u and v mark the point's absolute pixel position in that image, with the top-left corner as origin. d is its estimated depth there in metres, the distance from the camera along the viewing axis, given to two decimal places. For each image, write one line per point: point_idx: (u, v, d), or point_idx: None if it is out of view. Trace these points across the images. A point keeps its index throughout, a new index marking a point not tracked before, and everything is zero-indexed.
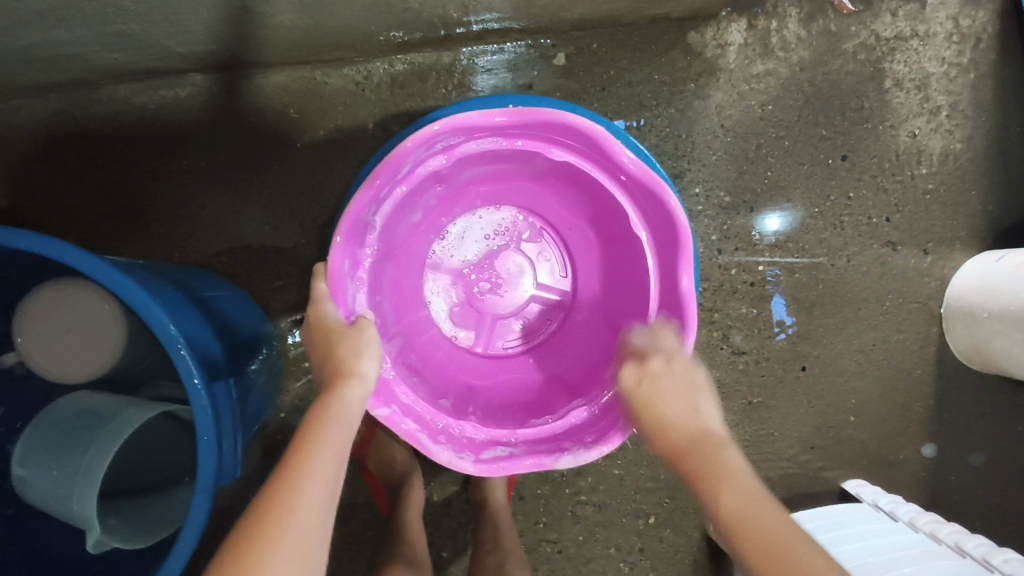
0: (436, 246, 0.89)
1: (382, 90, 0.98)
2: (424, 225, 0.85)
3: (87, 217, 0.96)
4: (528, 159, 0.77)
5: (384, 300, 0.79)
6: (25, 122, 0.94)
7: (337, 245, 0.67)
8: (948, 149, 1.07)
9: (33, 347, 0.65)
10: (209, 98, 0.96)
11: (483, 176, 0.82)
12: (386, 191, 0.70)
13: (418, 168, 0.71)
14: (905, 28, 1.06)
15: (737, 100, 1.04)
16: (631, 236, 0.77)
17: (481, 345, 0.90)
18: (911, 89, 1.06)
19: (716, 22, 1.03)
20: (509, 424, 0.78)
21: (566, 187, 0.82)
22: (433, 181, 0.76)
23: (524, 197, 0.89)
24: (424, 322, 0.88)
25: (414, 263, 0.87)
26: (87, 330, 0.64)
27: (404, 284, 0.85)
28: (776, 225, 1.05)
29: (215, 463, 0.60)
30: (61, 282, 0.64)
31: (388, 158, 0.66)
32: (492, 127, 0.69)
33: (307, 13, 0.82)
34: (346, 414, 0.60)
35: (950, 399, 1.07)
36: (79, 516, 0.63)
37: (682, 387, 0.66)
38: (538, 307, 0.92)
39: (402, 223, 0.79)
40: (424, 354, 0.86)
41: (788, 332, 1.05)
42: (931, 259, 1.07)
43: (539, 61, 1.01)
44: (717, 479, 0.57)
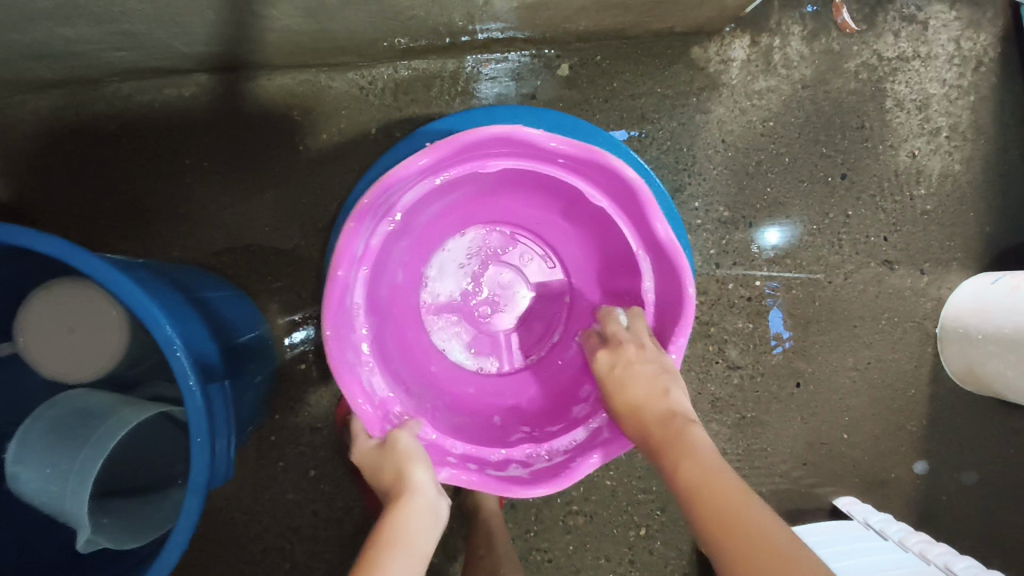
0: (425, 296, 0.89)
1: (385, 95, 0.98)
2: (414, 257, 0.84)
3: (89, 214, 0.96)
4: (478, 180, 0.76)
5: (399, 361, 0.79)
6: (29, 118, 0.94)
7: (328, 336, 0.65)
8: (948, 171, 1.08)
9: (36, 346, 0.64)
10: (213, 99, 0.97)
11: (446, 212, 0.82)
12: (373, 233, 0.69)
13: (398, 205, 0.70)
14: (906, 49, 1.07)
15: (738, 115, 1.04)
16: (619, 243, 0.77)
17: (507, 364, 0.90)
18: (912, 109, 1.07)
19: (720, 37, 1.03)
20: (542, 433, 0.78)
21: (549, 201, 0.81)
22: (397, 236, 0.75)
23: (484, 216, 0.88)
24: (448, 370, 0.88)
25: (415, 319, 0.87)
26: (88, 331, 0.64)
27: (403, 317, 0.84)
28: (776, 239, 1.06)
29: (208, 464, 0.60)
30: (69, 281, 0.64)
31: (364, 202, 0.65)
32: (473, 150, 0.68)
33: (313, 18, 0.82)
34: (414, 532, 0.60)
35: (943, 419, 1.07)
36: (71, 514, 0.62)
37: (631, 382, 0.67)
38: (542, 305, 0.92)
39: (386, 284, 0.78)
40: (456, 396, 0.85)
41: (785, 347, 1.05)
42: (927, 279, 1.08)
43: (543, 70, 1.01)
44: (683, 453, 0.58)
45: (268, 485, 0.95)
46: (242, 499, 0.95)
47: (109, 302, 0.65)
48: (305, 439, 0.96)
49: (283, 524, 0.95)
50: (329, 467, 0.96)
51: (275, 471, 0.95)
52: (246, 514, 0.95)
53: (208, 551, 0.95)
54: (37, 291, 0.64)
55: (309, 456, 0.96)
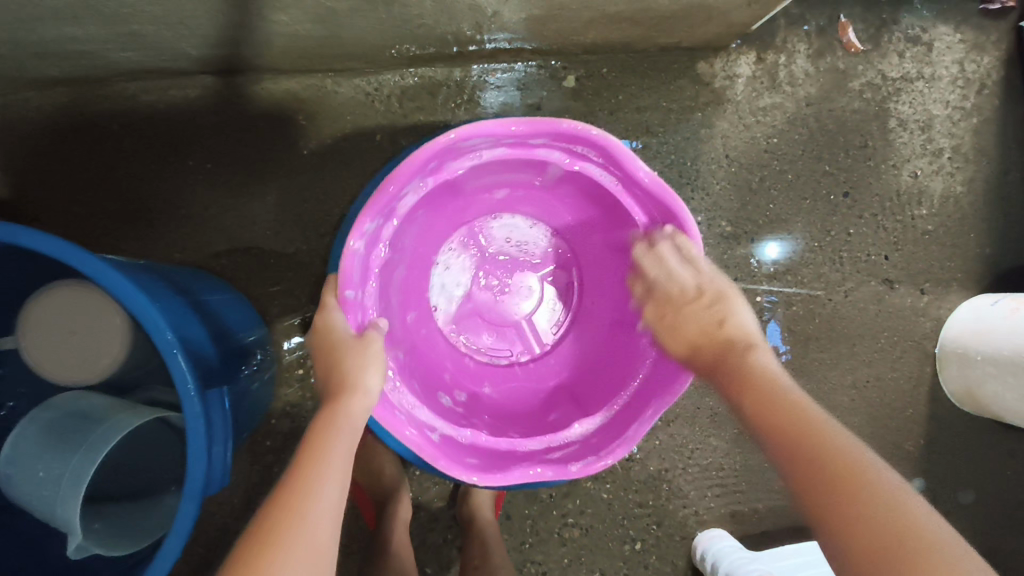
0: (487, 224, 0.89)
1: (391, 102, 0.98)
2: (457, 211, 0.83)
3: (89, 212, 0.96)
4: (617, 218, 0.77)
5: (417, 222, 0.76)
6: (32, 115, 0.94)
7: (447, 138, 0.64)
8: (949, 192, 1.08)
9: (38, 349, 0.64)
10: (218, 101, 0.96)
11: (565, 199, 0.82)
12: (443, 159, 0.68)
13: (470, 159, 0.70)
14: (911, 70, 1.07)
15: (742, 131, 1.05)
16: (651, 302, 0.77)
17: (448, 325, 0.90)
18: (915, 130, 1.08)
19: (725, 53, 1.04)
20: (454, 418, 0.76)
21: (606, 229, 0.81)
22: (537, 170, 0.74)
23: (579, 247, 0.89)
24: (425, 261, 0.85)
25: (458, 219, 0.86)
26: (91, 333, 0.64)
27: (451, 213, 0.83)
28: (775, 253, 1.06)
29: (204, 471, 0.59)
30: (73, 284, 0.63)
31: (459, 132, 0.64)
32: (568, 142, 0.68)
33: (322, 24, 0.82)
34: (346, 437, 0.60)
35: (940, 439, 1.07)
36: (61, 519, 0.61)
37: (677, 317, 0.70)
38: (511, 335, 0.92)
39: (474, 182, 0.77)
40: (410, 285, 0.83)
41: (782, 360, 1.05)
42: (927, 299, 1.08)
43: (549, 81, 1.02)
44: (747, 374, 0.60)
45: (262, 490, 0.94)
46: (236, 504, 0.94)
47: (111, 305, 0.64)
48: (301, 445, 0.95)
49: None
50: None
51: (270, 477, 0.95)
52: (239, 520, 0.94)
53: (199, 556, 0.94)
54: (39, 294, 0.63)
55: None
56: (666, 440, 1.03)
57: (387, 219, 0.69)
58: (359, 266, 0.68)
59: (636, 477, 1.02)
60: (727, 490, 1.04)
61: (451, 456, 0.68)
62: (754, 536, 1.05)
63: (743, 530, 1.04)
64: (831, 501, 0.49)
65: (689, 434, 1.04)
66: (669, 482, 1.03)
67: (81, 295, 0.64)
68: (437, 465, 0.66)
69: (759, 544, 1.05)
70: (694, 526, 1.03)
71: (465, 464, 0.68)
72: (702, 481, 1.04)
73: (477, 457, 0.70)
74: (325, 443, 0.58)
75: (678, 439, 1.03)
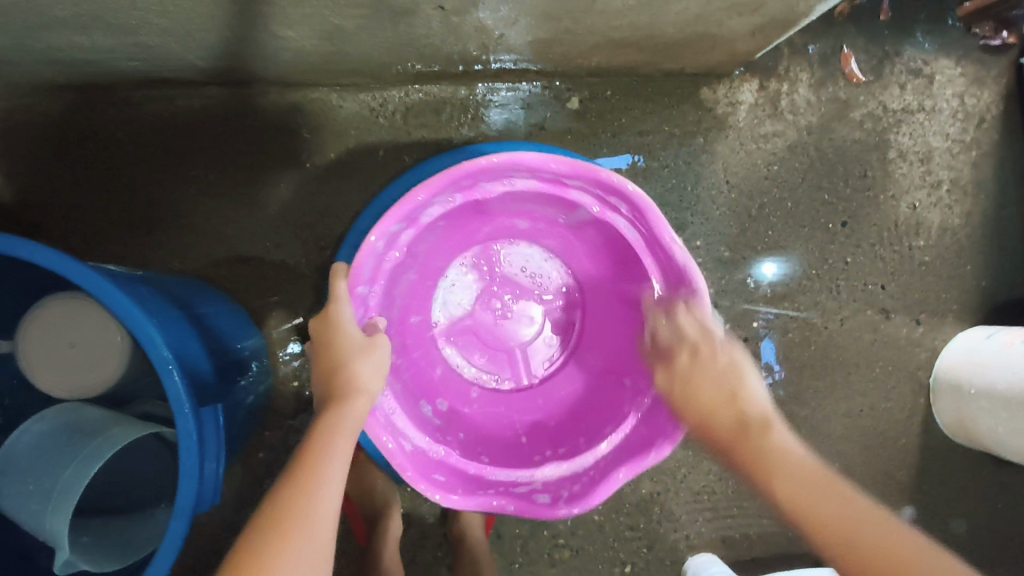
0: (504, 249, 0.88)
1: (395, 118, 0.99)
2: (474, 231, 0.82)
3: (90, 219, 0.96)
4: (636, 271, 0.76)
5: (432, 238, 0.76)
6: (36, 120, 0.94)
7: (488, 163, 0.64)
8: (947, 224, 1.09)
9: (47, 375, 0.64)
10: (222, 111, 0.97)
11: (586, 241, 0.81)
12: (477, 179, 0.68)
13: (502, 185, 0.69)
14: (912, 102, 1.08)
15: (744, 157, 1.05)
16: (650, 357, 0.76)
17: (444, 336, 0.88)
18: (914, 161, 1.08)
19: (729, 80, 1.05)
20: (430, 431, 0.75)
21: (619, 279, 0.81)
22: (565, 209, 0.74)
23: (591, 291, 0.87)
24: (433, 272, 0.85)
25: (475, 239, 0.85)
26: (88, 346, 0.64)
27: (467, 233, 0.82)
28: (772, 274, 1.06)
29: (196, 490, 0.59)
30: (47, 303, 0.63)
31: (500, 158, 0.64)
32: (605, 192, 0.68)
33: (329, 41, 0.82)
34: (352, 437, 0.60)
35: (933, 469, 1.08)
36: (47, 533, 0.59)
37: (707, 377, 0.68)
38: (502, 362, 0.89)
39: (495, 208, 0.76)
40: (414, 292, 0.82)
41: (775, 379, 1.06)
42: (922, 329, 1.08)
43: (553, 102, 1.02)
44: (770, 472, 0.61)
45: (252, 502, 0.94)
46: (226, 517, 0.93)
47: (92, 305, 0.64)
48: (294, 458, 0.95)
49: None
50: None
51: (261, 490, 0.94)
52: (229, 533, 0.94)
53: (187, 566, 0.93)
54: (24, 324, 0.63)
55: None
56: (659, 463, 1.03)
57: (413, 225, 0.68)
58: (372, 262, 0.67)
59: (628, 500, 1.02)
60: (719, 515, 1.04)
61: (421, 474, 0.67)
62: (744, 562, 1.05)
63: (733, 556, 1.04)
64: (783, 497, 0.60)
65: (683, 458, 1.04)
66: (661, 505, 1.03)
67: (59, 309, 0.63)
68: (404, 475, 0.66)
69: (749, 571, 1.04)
70: (684, 550, 1.03)
71: (429, 479, 0.68)
72: (694, 505, 1.04)
73: (444, 474, 0.70)
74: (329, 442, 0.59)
75: (671, 463, 1.03)
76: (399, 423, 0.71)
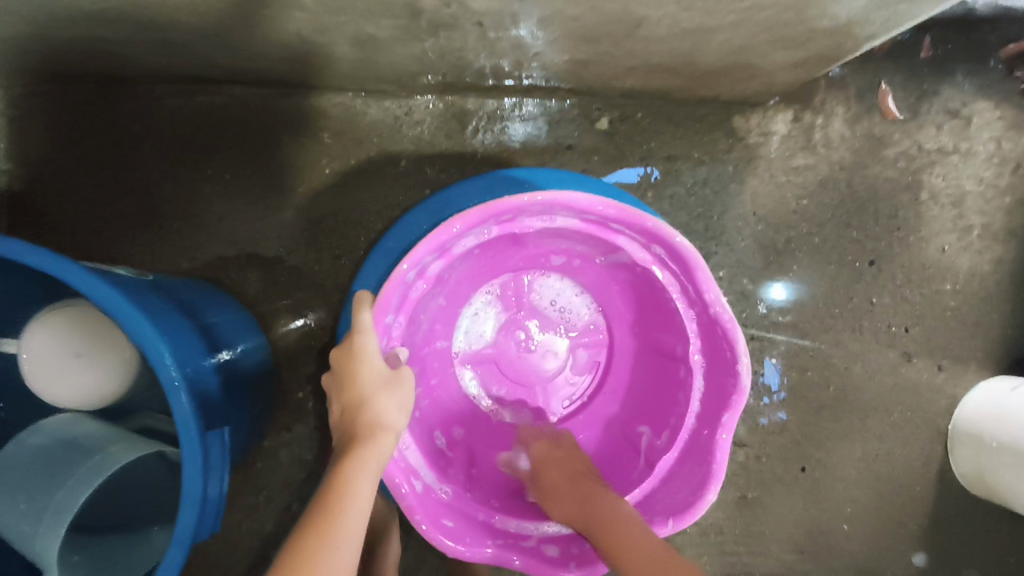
0: (535, 278, 0.85)
1: (420, 128, 0.96)
2: (505, 260, 0.80)
3: (100, 213, 0.93)
4: (671, 320, 0.73)
5: (461, 265, 0.74)
6: (52, 109, 0.92)
7: (529, 200, 0.61)
8: (976, 269, 1.06)
9: (77, 390, 0.64)
10: (242, 110, 0.94)
11: (620, 280, 0.78)
12: (518, 214, 0.65)
13: (543, 221, 0.67)
14: (947, 143, 1.06)
15: (773, 190, 1.03)
16: (676, 414, 0.72)
17: (464, 362, 0.85)
18: (946, 204, 1.06)
19: (763, 109, 1.02)
20: (439, 465, 0.73)
21: (653, 326, 0.78)
22: (607, 249, 0.72)
23: (621, 331, 0.85)
24: (460, 297, 0.82)
25: (506, 267, 0.82)
26: (95, 350, 0.64)
27: (499, 261, 0.79)
28: (779, 296, 1.03)
29: (196, 518, 0.56)
30: (28, 335, 0.62)
31: (545, 196, 0.61)
32: (648, 240, 0.65)
33: (360, 48, 0.80)
34: (374, 482, 0.57)
35: (945, 520, 1.05)
36: (42, 551, 0.59)
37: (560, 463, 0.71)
38: (521, 395, 0.86)
39: (530, 240, 0.74)
40: (438, 318, 0.79)
41: (775, 399, 1.03)
42: (944, 375, 1.06)
43: (581, 120, 1.00)
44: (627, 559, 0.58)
45: (250, 513, 0.92)
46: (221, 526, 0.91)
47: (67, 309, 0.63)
48: (294, 470, 0.93)
49: (259, 556, 0.92)
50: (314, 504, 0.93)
51: (257, 500, 0.92)
52: (223, 542, 0.92)
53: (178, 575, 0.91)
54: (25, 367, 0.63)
55: (295, 489, 0.92)
56: None
57: (444, 254, 0.66)
58: (401, 289, 0.65)
59: None
60: (725, 553, 1.02)
61: (430, 516, 0.65)
62: None
63: None
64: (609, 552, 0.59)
65: None
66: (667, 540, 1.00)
67: (41, 333, 0.63)
68: (413, 520, 0.64)
69: None
70: None
71: (440, 524, 0.66)
72: (700, 542, 1.02)
73: (452, 518, 0.68)
74: (347, 491, 0.55)
75: None
76: (411, 461, 0.68)
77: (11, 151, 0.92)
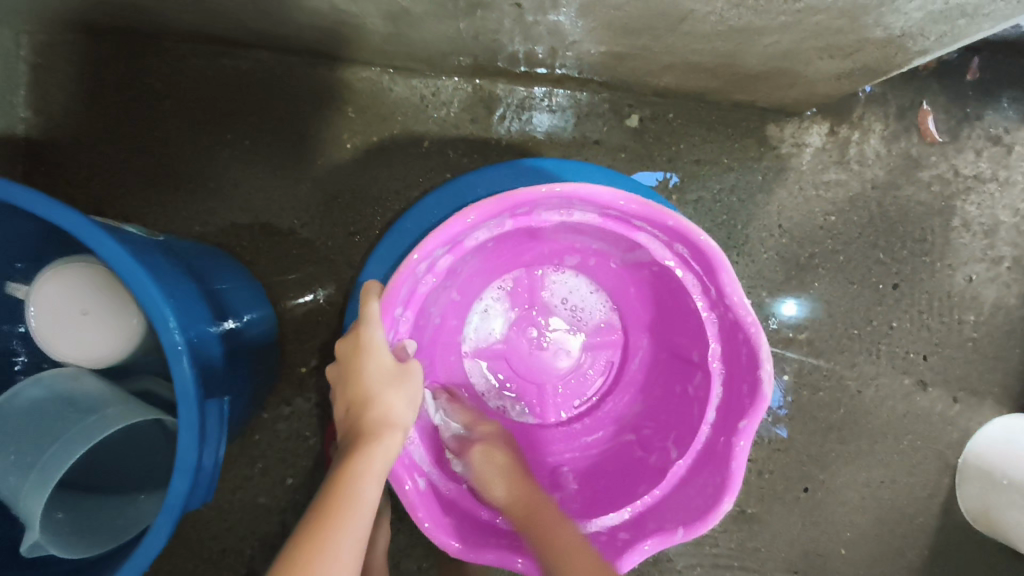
0: (550, 273, 0.83)
1: (446, 110, 0.94)
2: (519, 253, 0.78)
3: (117, 170, 0.92)
4: (689, 322, 0.71)
5: (475, 257, 0.72)
6: (77, 59, 0.91)
7: (546, 193, 0.59)
8: (1001, 302, 1.04)
9: (113, 327, 0.63)
10: (268, 77, 0.93)
11: (638, 277, 0.76)
12: (533, 208, 0.63)
13: (560, 215, 0.65)
14: (986, 170, 1.02)
15: (801, 203, 1.00)
16: (691, 420, 0.70)
17: (473, 357, 0.84)
18: (978, 232, 1.03)
19: (799, 119, 0.99)
20: (444, 463, 0.72)
21: (671, 328, 0.76)
22: (628, 246, 0.70)
23: (637, 330, 0.83)
24: (472, 291, 0.80)
25: (520, 260, 0.80)
26: (83, 295, 0.62)
27: (515, 253, 0.77)
28: (789, 313, 1.01)
29: (188, 488, 0.55)
30: (41, 334, 0.62)
31: (563, 189, 0.59)
32: (670, 237, 0.63)
33: (393, 22, 0.77)
34: (379, 482, 0.56)
35: (945, 554, 1.03)
36: (25, 510, 0.57)
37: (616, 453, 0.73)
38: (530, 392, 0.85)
39: (548, 234, 0.72)
40: (448, 312, 0.78)
41: (775, 415, 1.01)
42: (958, 408, 1.03)
43: (611, 116, 0.97)
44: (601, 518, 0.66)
45: (242, 485, 0.91)
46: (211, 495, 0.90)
47: (39, 293, 0.61)
48: (290, 445, 0.92)
49: (247, 529, 0.91)
50: (308, 481, 0.92)
51: (251, 473, 0.91)
52: (213, 512, 0.91)
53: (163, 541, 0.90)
54: (67, 352, 0.62)
55: (289, 464, 0.91)
56: None
57: (455, 246, 0.64)
58: (410, 283, 0.63)
59: None
60: (717, 567, 1.00)
61: (433, 515, 0.65)
62: None
63: None
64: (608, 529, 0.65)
65: None
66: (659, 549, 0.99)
67: (46, 326, 0.62)
68: (415, 517, 0.62)
69: None
70: None
71: (443, 524, 0.65)
72: (693, 554, 1.00)
73: (455, 516, 0.67)
74: (354, 490, 0.55)
75: None
76: (416, 458, 0.68)
77: (32, 98, 0.90)
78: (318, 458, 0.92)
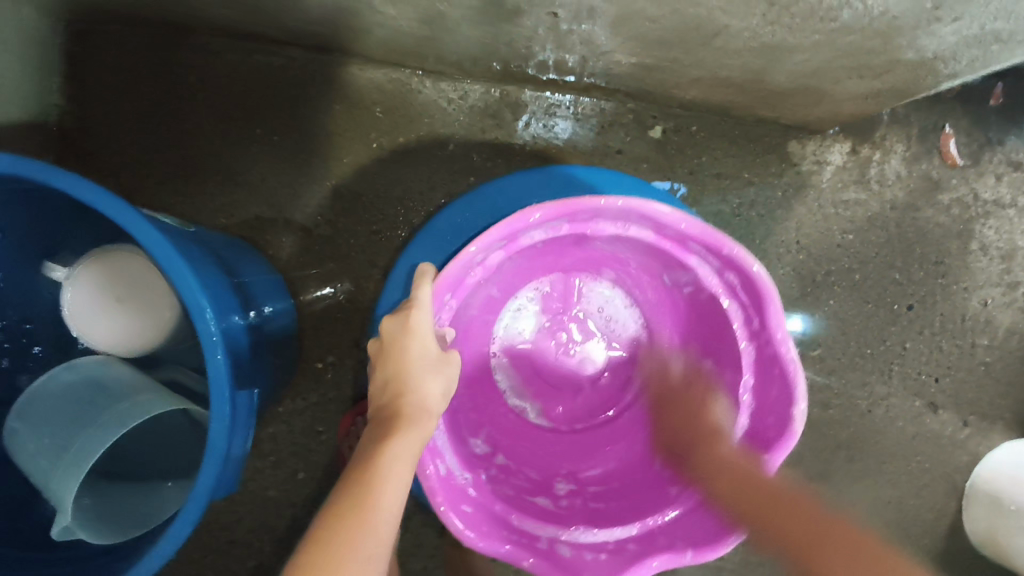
0: (586, 283, 0.84)
1: (472, 114, 0.95)
2: (559, 259, 0.79)
3: (146, 160, 0.93)
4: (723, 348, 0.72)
5: (516, 260, 0.73)
6: (112, 49, 0.92)
7: (613, 204, 0.61)
8: (1016, 327, 1.04)
9: (142, 299, 0.65)
10: (301, 75, 0.94)
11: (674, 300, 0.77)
12: (592, 216, 0.64)
13: (616, 228, 0.66)
14: (1005, 195, 1.03)
15: (820, 221, 1.01)
16: None
17: (500, 354, 0.84)
18: (995, 257, 1.03)
19: (821, 137, 1.00)
20: (465, 455, 0.72)
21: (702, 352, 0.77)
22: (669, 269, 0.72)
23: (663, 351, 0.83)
24: (508, 290, 0.81)
25: (559, 266, 0.81)
26: (106, 280, 0.65)
27: (557, 259, 0.79)
28: (794, 328, 1.01)
29: (216, 476, 0.56)
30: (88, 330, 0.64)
31: (626, 202, 0.61)
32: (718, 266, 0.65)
33: (427, 25, 0.78)
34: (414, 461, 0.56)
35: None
36: (58, 494, 0.59)
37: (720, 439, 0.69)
38: (553, 396, 0.86)
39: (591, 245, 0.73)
40: (484, 308, 0.78)
41: None
42: (968, 431, 1.03)
43: (634, 126, 0.98)
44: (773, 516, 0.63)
45: (255, 475, 0.92)
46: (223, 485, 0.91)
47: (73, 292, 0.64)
48: (304, 438, 0.92)
49: (258, 520, 0.92)
50: (320, 475, 0.92)
51: (263, 465, 0.92)
52: (224, 502, 0.92)
53: None
54: (114, 337, 0.65)
55: (301, 458, 0.92)
56: None
57: (510, 244, 0.65)
58: (462, 272, 0.64)
59: None
60: None
61: (450, 502, 0.64)
62: None
63: None
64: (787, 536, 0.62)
65: None
66: None
67: (90, 322, 0.64)
68: (433, 501, 0.63)
69: None
70: None
71: (459, 511, 0.65)
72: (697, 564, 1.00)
73: (472, 506, 0.67)
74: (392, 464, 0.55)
75: None
76: (438, 445, 0.68)
77: (66, 87, 0.91)
78: (330, 452, 0.92)
